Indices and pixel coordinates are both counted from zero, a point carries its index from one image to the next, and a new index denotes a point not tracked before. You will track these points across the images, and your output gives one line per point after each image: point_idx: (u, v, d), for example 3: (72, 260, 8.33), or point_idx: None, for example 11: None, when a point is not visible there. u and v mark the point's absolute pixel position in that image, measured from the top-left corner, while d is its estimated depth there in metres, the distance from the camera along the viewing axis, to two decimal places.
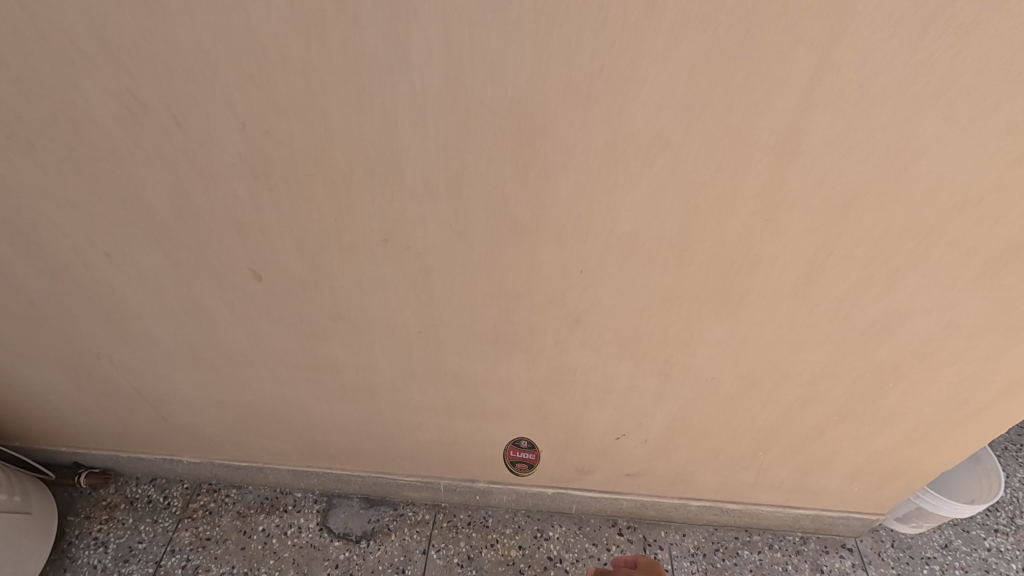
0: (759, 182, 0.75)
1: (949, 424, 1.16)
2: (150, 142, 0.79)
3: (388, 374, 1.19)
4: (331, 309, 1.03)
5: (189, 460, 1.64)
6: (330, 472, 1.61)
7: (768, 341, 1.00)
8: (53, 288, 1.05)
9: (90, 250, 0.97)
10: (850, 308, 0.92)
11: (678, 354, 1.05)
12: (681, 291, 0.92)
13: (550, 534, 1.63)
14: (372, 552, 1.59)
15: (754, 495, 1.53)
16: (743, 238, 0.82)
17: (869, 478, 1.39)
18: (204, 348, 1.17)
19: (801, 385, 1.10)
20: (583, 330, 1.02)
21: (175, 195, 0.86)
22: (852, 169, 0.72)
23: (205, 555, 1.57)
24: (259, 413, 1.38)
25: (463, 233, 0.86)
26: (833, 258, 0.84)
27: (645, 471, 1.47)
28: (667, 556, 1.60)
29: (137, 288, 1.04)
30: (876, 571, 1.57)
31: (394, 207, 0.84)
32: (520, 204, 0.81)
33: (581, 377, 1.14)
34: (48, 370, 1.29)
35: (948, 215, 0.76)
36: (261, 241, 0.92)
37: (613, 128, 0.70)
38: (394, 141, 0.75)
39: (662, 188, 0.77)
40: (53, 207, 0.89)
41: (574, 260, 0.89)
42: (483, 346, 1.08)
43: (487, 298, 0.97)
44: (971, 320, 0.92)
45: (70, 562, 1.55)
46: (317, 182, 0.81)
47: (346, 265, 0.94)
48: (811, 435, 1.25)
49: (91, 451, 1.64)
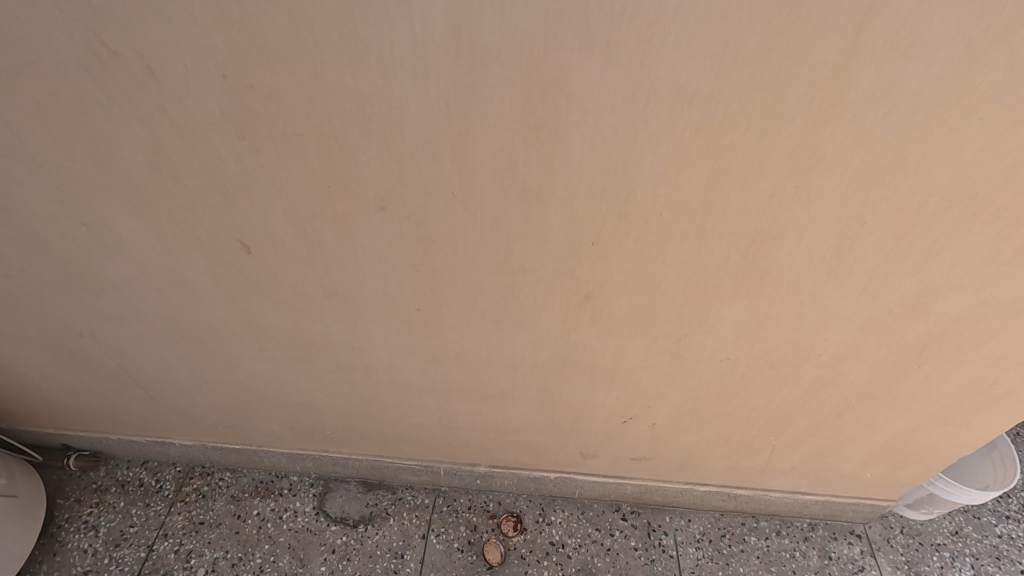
0: (793, 143, 0.68)
1: (973, 408, 1.11)
2: (124, 96, 0.72)
3: (386, 353, 1.13)
4: (325, 283, 0.97)
5: (181, 443, 1.59)
6: (327, 455, 1.57)
7: (789, 319, 0.95)
8: (29, 260, 0.99)
9: (65, 218, 0.90)
10: (879, 285, 0.86)
11: (692, 333, 1.00)
12: (699, 265, 0.86)
13: (552, 519, 1.59)
14: (370, 537, 1.54)
15: (763, 481, 1.49)
16: (770, 207, 0.76)
17: (883, 463, 1.34)
18: (192, 325, 1.11)
19: (820, 366, 1.05)
20: (593, 307, 0.96)
21: (154, 157, 0.79)
22: (895, 126, 0.66)
23: (198, 540, 1.53)
24: (252, 395, 1.33)
25: (467, 200, 0.80)
26: (866, 229, 0.78)
27: (651, 455, 1.42)
28: (672, 542, 1.56)
29: (118, 260, 0.98)
30: (885, 558, 1.53)
31: (392, 171, 0.77)
32: (529, 167, 0.74)
33: (589, 357, 1.09)
34: (30, 349, 1.23)
35: (996, 180, 0.70)
36: (248, 209, 0.85)
37: (634, 80, 0.64)
38: (392, 95, 0.68)
39: (685, 150, 0.70)
40: (23, 171, 0.83)
41: (586, 230, 0.82)
42: (486, 324, 1.03)
43: (492, 272, 0.91)
44: (1007, 298, 0.87)
45: (60, 546, 1.50)
46: (307, 142, 0.74)
47: (340, 236, 0.88)
48: (827, 419, 1.20)
49: (80, 433, 1.59)
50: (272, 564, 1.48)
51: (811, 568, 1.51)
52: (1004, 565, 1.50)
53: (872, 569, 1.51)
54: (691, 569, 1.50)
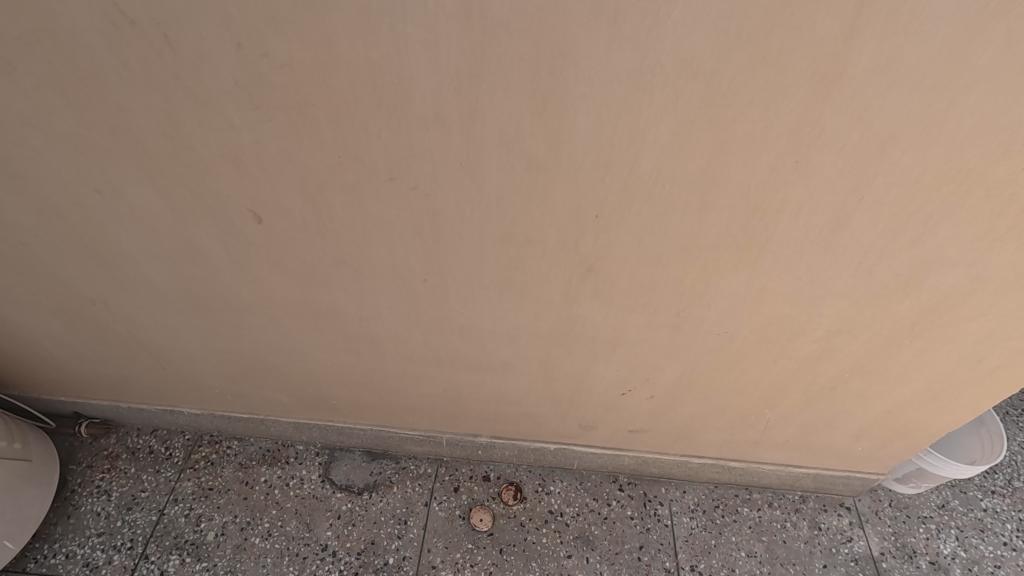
0: (794, 117, 0.70)
1: (963, 383, 1.15)
2: (139, 64, 0.73)
3: (392, 324, 1.16)
4: (334, 253, 1.00)
5: (190, 412, 1.63)
6: (333, 425, 1.61)
7: (786, 293, 0.97)
8: (44, 227, 1.01)
9: (80, 185, 0.92)
10: (874, 260, 0.89)
11: (691, 306, 1.03)
12: (699, 238, 0.88)
13: (551, 489, 1.64)
14: (374, 504, 1.59)
15: (756, 453, 1.53)
16: (770, 181, 0.78)
17: (875, 437, 1.38)
18: (202, 294, 1.14)
19: (815, 340, 1.08)
20: (595, 280, 0.99)
21: (169, 125, 0.81)
22: (894, 102, 0.68)
23: (208, 504, 1.58)
24: (260, 365, 1.37)
25: (474, 171, 0.82)
26: (863, 204, 0.80)
27: (648, 427, 1.46)
28: (667, 512, 1.61)
29: (131, 229, 1.00)
30: (873, 529, 1.58)
31: (401, 141, 0.79)
32: (536, 139, 0.76)
33: (590, 330, 1.12)
34: (44, 316, 1.26)
35: (991, 157, 0.72)
36: (260, 178, 0.87)
37: (640, 53, 0.65)
38: (404, 65, 0.69)
39: (689, 124, 0.72)
40: (38, 138, 0.85)
41: (590, 203, 0.85)
42: (490, 295, 1.05)
43: (497, 244, 0.94)
44: (998, 274, 0.89)
45: (74, 509, 1.55)
46: (319, 112, 0.76)
47: (350, 206, 0.90)
48: (821, 393, 1.23)
49: (91, 401, 1.63)
50: (279, 528, 1.54)
51: (801, 538, 1.56)
52: (987, 537, 1.56)
53: (860, 539, 1.56)
54: (685, 538, 1.55)
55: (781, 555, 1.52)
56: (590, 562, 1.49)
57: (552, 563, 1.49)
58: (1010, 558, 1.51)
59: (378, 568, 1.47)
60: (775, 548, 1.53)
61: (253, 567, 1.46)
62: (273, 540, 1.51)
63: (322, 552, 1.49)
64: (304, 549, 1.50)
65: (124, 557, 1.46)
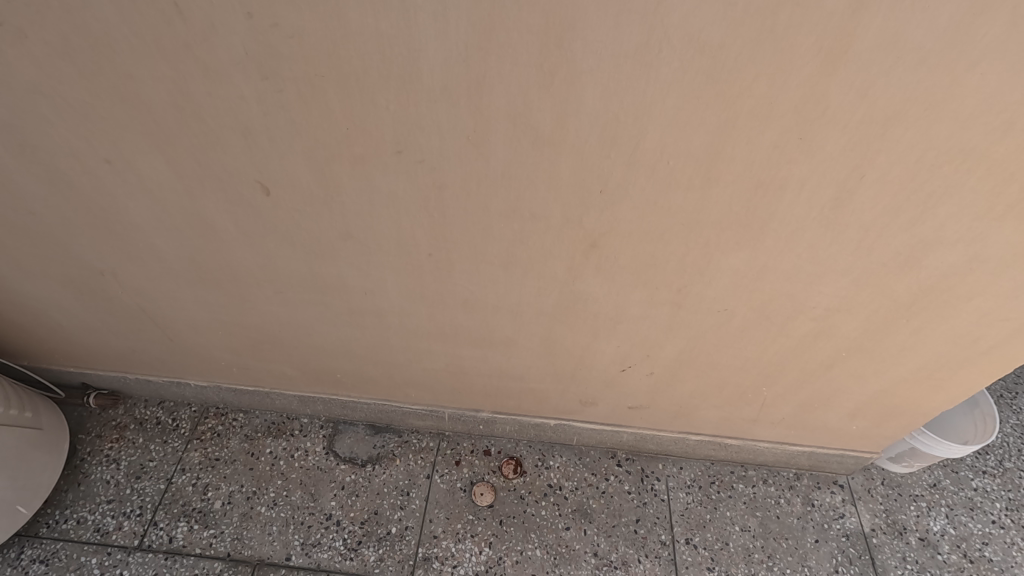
0: (800, 93, 0.71)
1: (957, 363, 1.17)
2: (149, 33, 0.74)
3: (397, 298, 1.18)
4: (339, 226, 1.01)
5: (196, 384, 1.65)
6: (337, 398, 1.63)
7: (786, 271, 0.99)
8: (54, 197, 1.02)
9: (90, 155, 0.93)
10: (874, 238, 0.90)
11: (692, 283, 1.04)
12: (702, 215, 0.90)
13: (550, 463, 1.67)
14: (377, 475, 1.63)
15: (752, 431, 1.56)
16: (774, 158, 0.79)
17: (869, 415, 1.41)
18: (210, 266, 1.15)
19: (813, 319, 1.10)
20: (598, 256, 1.00)
21: (179, 95, 0.81)
22: (899, 79, 0.68)
23: (214, 474, 1.61)
24: (266, 337, 1.39)
25: (480, 145, 0.83)
26: (864, 181, 0.81)
27: (647, 404, 1.49)
28: (664, 487, 1.64)
29: (140, 199, 1.01)
30: (865, 506, 1.62)
31: (408, 114, 0.80)
32: (543, 113, 0.77)
33: (592, 306, 1.14)
34: (53, 286, 1.28)
35: (993, 136, 0.73)
36: (268, 150, 0.88)
37: (649, 27, 0.66)
38: (412, 37, 0.70)
39: (694, 99, 0.73)
40: (49, 106, 0.85)
41: (595, 178, 0.86)
42: (494, 270, 1.07)
43: (502, 219, 0.95)
44: (995, 254, 0.90)
45: (84, 476, 1.59)
46: (328, 84, 0.77)
47: (357, 179, 0.91)
48: (817, 370, 1.25)
49: (99, 372, 1.65)
50: (284, 498, 1.57)
51: (794, 513, 1.60)
52: (976, 515, 1.59)
53: (851, 515, 1.60)
54: (681, 512, 1.59)
55: (774, 530, 1.56)
56: (588, 534, 1.53)
57: (551, 534, 1.53)
58: (998, 536, 1.55)
59: (381, 537, 1.51)
60: (769, 522, 1.57)
61: (259, 534, 1.50)
62: (278, 509, 1.55)
63: (327, 521, 1.53)
64: (309, 518, 1.54)
65: (133, 524, 1.51)
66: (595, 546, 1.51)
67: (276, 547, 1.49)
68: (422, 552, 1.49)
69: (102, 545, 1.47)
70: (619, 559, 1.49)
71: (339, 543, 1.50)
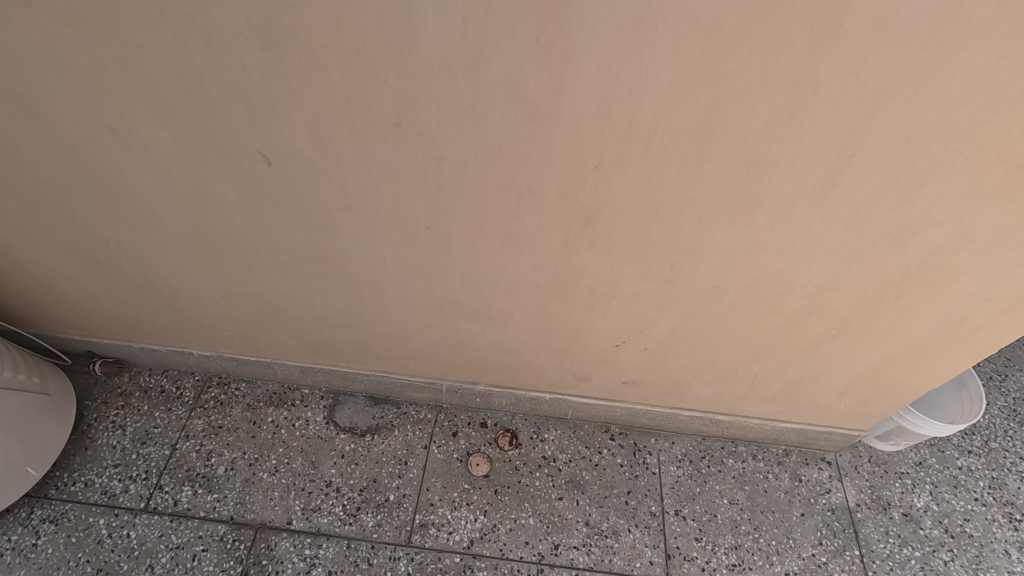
0: (792, 71, 0.72)
1: (943, 342, 1.19)
2: (153, 2, 0.75)
3: (396, 271, 1.20)
4: (340, 198, 1.03)
5: (199, 353, 1.68)
6: (337, 369, 1.67)
7: (776, 249, 1.01)
8: (59, 165, 1.04)
9: (95, 123, 0.95)
10: (864, 217, 0.92)
11: (685, 260, 1.06)
12: (695, 191, 0.91)
13: (545, 436, 1.71)
14: (376, 445, 1.67)
15: (743, 407, 1.59)
16: (766, 135, 0.81)
17: (857, 393, 1.44)
18: (212, 236, 1.17)
19: (803, 296, 1.12)
20: (593, 231, 1.02)
21: (181, 65, 0.83)
22: (889, 58, 0.69)
23: (218, 441, 1.65)
24: (268, 308, 1.41)
25: (478, 119, 0.84)
26: (854, 160, 0.82)
27: (640, 379, 1.52)
28: (656, 461, 1.68)
29: (143, 169, 1.03)
30: (851, 482, 1.66)
31: (407, 86, 0.81)
32: (539, 87, 0.78)
33: (587, 281, 1.16)
34: (58, 255, 1.30)
35: (982, 115, 0.74)
36: (270, 121, 0.89)
37: (644, 2, 0.67)
38: (411, 9, 0.71)
39: (688, 75, 0.74)
40: (54, 74, 0.87)
41: (590, 153, 0.87)
42: (491, 244, 1.09)
43: (499, 192, 0.96)
44: (983, 234, 0.92)
45: (91, 441, 1.63)
46: (328, 55, 0.78)
47: (356, 151, 0.92)
48: (807, 348, 1.28)
49: (104, 340, 1.69)
50: (286, 465, 1.62)
51: (782, 488, 1.64)
52: (960, 493, 1.64)
53: (837, 491, 1.64)
54: (671, 485, 1.63)
55: (761, 503, 1.60)
56: (580, 504, 1.58)
57: (545, 504, 1.58)
58: (979, 513, 1.59)
59: (379, 504, 1.56)
60: (756, 496, 1.62)
61: (261, 499, 1.55)
62: (280, 475, 1.60)
63: (327, 488, 1.58)
64: (309, 484, 1.59)
65: (139, 487, 1.56)
66: (587, 516, 1.56)
67: (278, 511, 1.54)
68: (420, 518, 1.54)
69: (109, 506, 1.52)
70: (610, 529, 1.54)
71: (339, 509, 1.55)
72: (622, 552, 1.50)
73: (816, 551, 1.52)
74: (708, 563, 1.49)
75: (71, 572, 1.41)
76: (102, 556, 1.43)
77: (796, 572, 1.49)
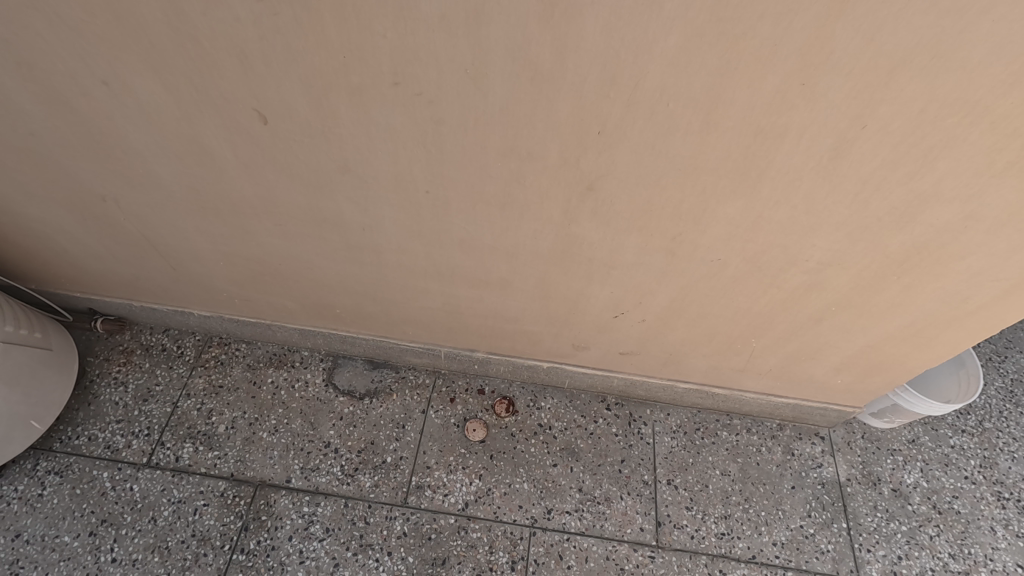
0: (805, 35, 0.69)
1: (944, 321, 1.18)
2: None
3: (395, 235, 1.19)
4: (338, 159, 1.01)
5: (200, 314, 1.69)
6: (336, 333, 1.67)
7: (780, 222, 0.99)
8: (53, 117, 1.02)
9: (87, 75, 0.92)
10: (871, 192, 0.90)
11: (687, 231, 1.05)
12: (700, 161, 0.89)
13: (542, 405, 1.73)
14: (374, 408, 1.69)
15: (739, 381, 1.60)
16: (775, 103, 0.78)
17: (854, 370, 1.44)
18: (210, 195, 1.16)
19: (804, 272, 1.11)
20: (594, 199, 1.00)
21: (172, 15, 0.80)
22: (908, 25, 0.66)
23: (218, 400, 1.67)
24: (267, 270, 1.41)
25: (478, 80, 0.82)
26: (865, 132, 0.80)
27: (638, 350, 1.52)
28: (650, 431, 1.69)
29: (139, 124, 1.01)
30: (843, 457, 1.67)
31: (406, 43, 0.78)
32: (542, 47, 0.75)
33: (587, 250, 1.15)
34: (56, 211, 1.29)
35: (999, 89, 0.72)
36: (265, 76, 0.87)
37: None
38: None
39: (697, 38, 0.71)
40: (43, 22, 0.84)
41: (594, 119, 0.85)
42: (491, 211, 1.07)
43: (499, 157, 0.94)
44: (991, 213, 0.90)
45: (93, 397, 1.66)
46: (323, 8, 0.75)
47: (354, 110, 0.90)
48: (806, 323, 1.27)
49: (105, 298, 1.69)
50: (285, 425, 1.64)
51: (774, 461, 1.66)
52: (950, 470, 1.65)
53: (829, 466, 1.66)
54: (665, 455, 1.65)
55: (753, 476, 1.62)
56: (574, 471, 1.60)
57: (539, 470, 1.60)
58: (968, 490, 1.61)
59: (376, 465, 1.59)
60: (748, 468, 1.64)
61: (261, 457, 1.58)
62: (279, 435, 1.62)
63: (325, 449, 1.61)
64: (309, 445, 1.61)
65: (141, 443, 1.58)
66: (580, 482, 1.59)
67: (277, 469, 1.57)
68: (416, 480, 1.57)
69: (112, 460, 1.55)
70: (602, 496, 1.57)
71: (337, 469, 1.57)
72: (614, 518, 1.53)
73: (805, 523, 1.55)
74: (698, 531, 1.53)
75: (76, 522, 1.44)
76: (105, 508, 1.47)
77: (783, 542, 1.52)
